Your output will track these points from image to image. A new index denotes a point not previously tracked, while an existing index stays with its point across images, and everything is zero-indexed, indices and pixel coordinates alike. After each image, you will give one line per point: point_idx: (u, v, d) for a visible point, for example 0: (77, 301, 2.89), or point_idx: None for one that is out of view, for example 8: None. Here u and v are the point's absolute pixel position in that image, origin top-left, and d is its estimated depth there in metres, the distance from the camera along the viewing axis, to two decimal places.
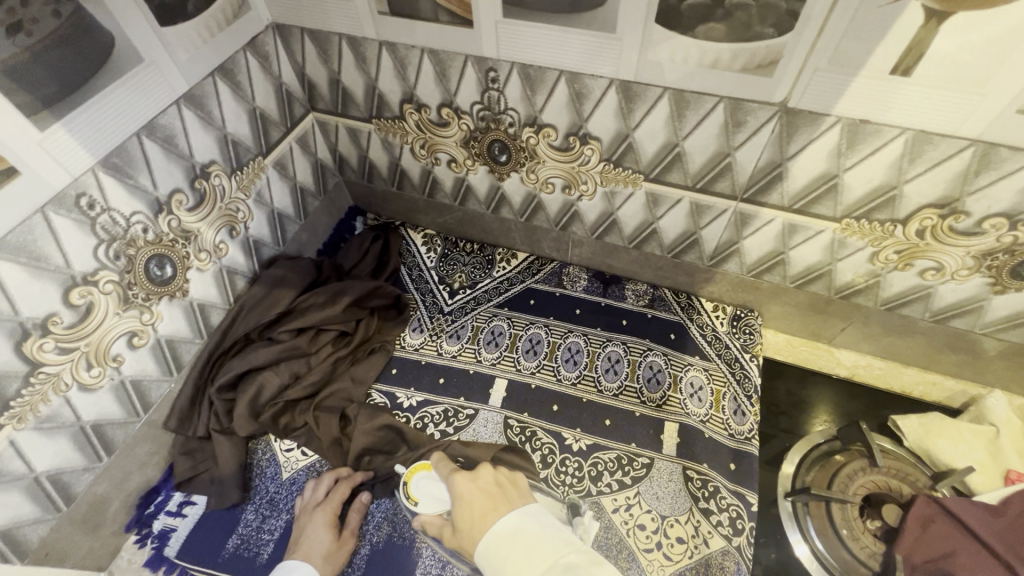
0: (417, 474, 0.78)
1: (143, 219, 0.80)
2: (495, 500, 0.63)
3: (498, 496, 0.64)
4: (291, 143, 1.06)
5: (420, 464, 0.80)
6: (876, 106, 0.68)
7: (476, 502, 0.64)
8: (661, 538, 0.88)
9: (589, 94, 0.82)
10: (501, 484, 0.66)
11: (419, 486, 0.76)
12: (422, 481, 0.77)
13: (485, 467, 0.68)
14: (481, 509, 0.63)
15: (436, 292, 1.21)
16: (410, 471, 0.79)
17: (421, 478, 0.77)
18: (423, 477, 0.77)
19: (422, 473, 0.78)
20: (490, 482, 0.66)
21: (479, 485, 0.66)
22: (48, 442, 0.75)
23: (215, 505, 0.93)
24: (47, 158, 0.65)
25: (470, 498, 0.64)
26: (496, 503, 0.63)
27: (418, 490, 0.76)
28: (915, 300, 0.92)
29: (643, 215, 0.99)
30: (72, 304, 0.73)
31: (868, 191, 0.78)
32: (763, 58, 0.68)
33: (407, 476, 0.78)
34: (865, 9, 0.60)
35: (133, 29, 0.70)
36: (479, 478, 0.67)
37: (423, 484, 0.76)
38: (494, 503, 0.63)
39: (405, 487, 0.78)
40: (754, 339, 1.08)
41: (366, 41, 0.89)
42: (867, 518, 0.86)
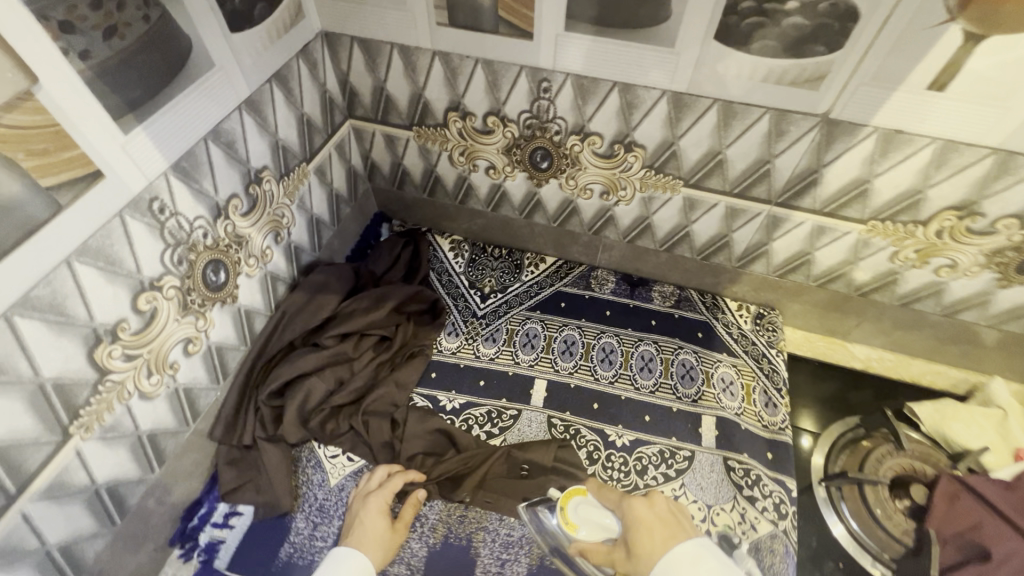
0: (573, 500, 0.80)
1: (204, 223, 0.79)
2: (670, 529, 0.66)
3: (674, 525, 0.67)
4: (330, 149, 1.07)
5: (573, 489, 0.81)
6: (911, 118, 0.75)
7: (655, 528, 0.67)
8: (710, 526, 0.92)
9: (640, 104, 0.86)
10: (676, 515, 0.69)
11: (578, 514, 0.78)
12: (582, 507, 0.79)
13: (658, 494, 0.72)
14: (661, 533, 0.66)
15: (468, 296, 1.23)
16: (564, 496, 0.81)
17: (579, 503, 0.79)
18: (580, 502, 0.79)
19: (579, 498, 0.80)
20: (665, 512, 0.69)
21: (657, 512, 0.69)
22: (110, 453, 0.73)
23: (265, 514, 0.92)
24: (128, 161, 0.64)
25: (650, 523, 0.68)
26: (673, 531, 0.66)
27: (578, 516, 0.78)
28: (928, 295, 1.00)
29: (678, 219, 1.04)
30: (139, 310, 0.72)
31: (895, 195, 0.85)
32: (812, 73, 0.74)
33: (563, 501, 0.80)
34: (910, 31, 0.66)
35: (207, 34, 0.71)
36: (655, 505, 0.70)
37: (583, 509, 0.79)
38: (672, 532, 0.66)
39: (563, 513, 0.79)
40: (777, 335, 1.15)
41: (419, 51, 0.91)
42: (896, 497, 0.93)
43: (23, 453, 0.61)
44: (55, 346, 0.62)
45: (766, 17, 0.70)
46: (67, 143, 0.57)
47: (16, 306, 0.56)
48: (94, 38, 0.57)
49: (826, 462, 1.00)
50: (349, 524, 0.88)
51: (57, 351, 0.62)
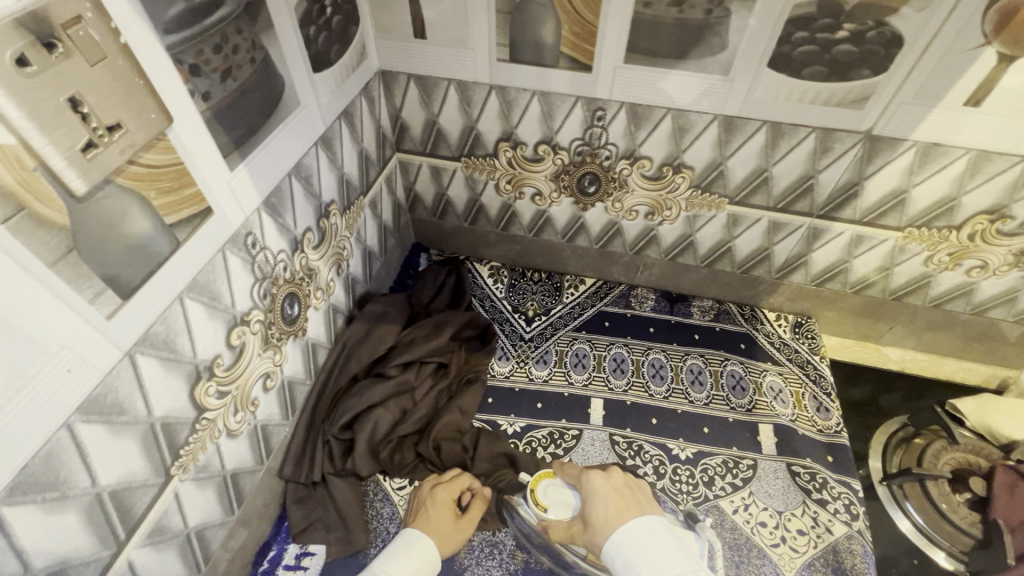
0: (543, 482, 0.87)
1: (285, 257, 0.80)
2: (623, 500, 0.78)
3: (627, 497, 0.79)
4: (381, 182, 1.09)
5: (543, 473, 0.88)
6: (948, 132, 0.82)
7: (609, 499, 0.78)
8: (784, 532, 0.94)
9: (692, 128, 0.92)
10: (630, 488, 0.80)
11: (547, 493, 0.85)
12: (552, 488, 0.86)
13: (616, 471, 0.84)
14: (616, 504, 0.77)
15: (514, 321, 1.24)
16: (535, 479, 0.88)
17: (550, 485, 0.86)
18: (551, 485, 0.86)
19: (548, 481, 0.87)
20: (620, 484, 0.81)
21: (612, 484, 0.81)
22: (200, 494, 0.71)
23: (339, 552, 0.90)
24: (231, 197, 0.65)
25: (606, 493, 0.79)
26: (628, 502, 0.77)
27: (547, 497, 0.85)
28: (960, 296, 1.06)
29: (720, 235, 1.09)
30: (231, 345, 0.71)
31: (932, 204, 0.92)
32: (858, 94, 0.80)
33: (534, 483, 0.87)
34: (950, 54, 0.73)
35: (296, 75, 0.73)
36: (612, 479, 0.81)
37: (553, 490, 0.86)
38: (625, 503, 0.77)
39: (535, 494, 0.86)
40: (818, 342, 1.19)
41: (475, 85, 0.96)
42: (957, 491, 0.96)
43: (133, 496, 0.59)
44: (165, 383, 0.61)
45: (817, 45, 0.76)
46: (188, 180, 0.58)
47: (139, 344, 0.56)
48: (214, 81, 0.58)
49: (884, 464, 1.03)
50: (414, 512, 0.89)
51: (166, 389, 0.61)
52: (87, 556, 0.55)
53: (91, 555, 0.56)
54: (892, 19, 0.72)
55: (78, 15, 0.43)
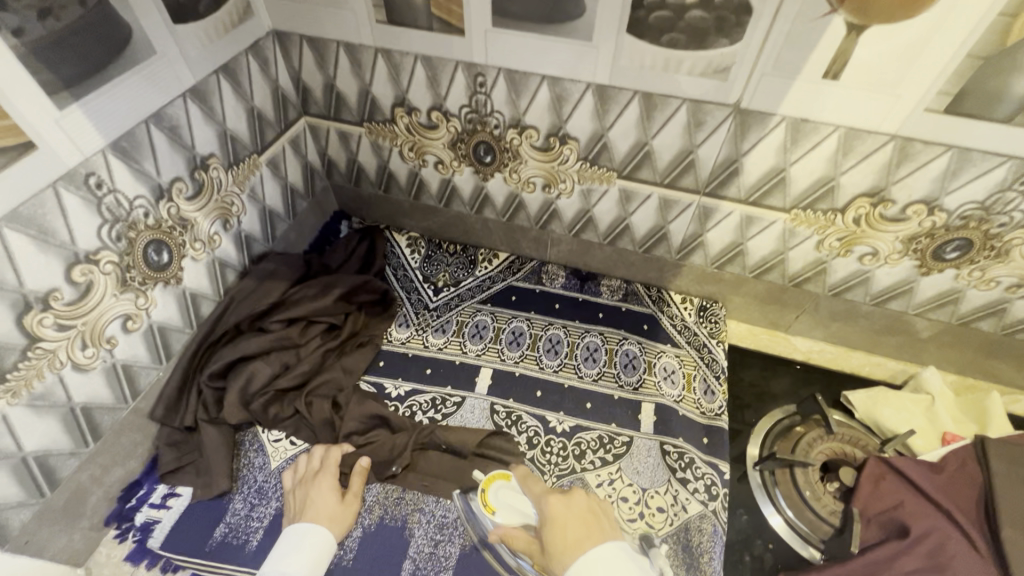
0: (495, 483, 0.86)
1: (145, 203, 0.82)
2: (586, 526, 0.70)
3: (590, 524, 0.71)
4: (284, 144, 1.11)
5: (496, 474, 0.87)
6: (813, 107, 0.79)
7: (571, 524, 0.71)
8: (643, 508, 0.94)
9: (569, 97, 0.91)
10: (594, 511, 0.73)
11: (498, 496, 0.84)
12: (502, 492, 0.85)
13: (579, 492, 0.76)
14: (576, 533, 0.70)
15: (421, 290, 1.25)
16: (487, 480, 0.87)
17: (501, 488, 0.85)
18: (502, 487, 0.85)
19: (501, 483, 0.86)
20: (580, 505, 0.74)
21: (575, 508, 0.73)
22: (39, 421, 0.75)
23: (202, 495, 0.93)
24: (63, 137, 0.68)
25: (567, 518, 0.72)
26: (590, 529, 0.70)
27: (497, 499, 0.84)
28: (857, 285, 1.03)
29: (617, 211, 1.08)
30: (73, 281, 0.74)
31: (812, 184, 0.89)
32: (718, 64, 0.78)
33: (486, 484, 0.86)
34: (800, 22, 0.71)
35: (149, 23, 0.75)
36: (573, 501, 0.74)
37: (503, 493, 0.84)
38: (590, 529, 0.70)
39: (484, 495, 0.84)
40: (719, 327, 1.17)
41: (363, 48, 0.97)
42: (826, 480, 0.95)
43: None
44: None
45: (670, 10, 0.75)
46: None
47: None
48: (28, 18, 0.61)
49: (761, 449, 1.02)
50: (300, 506, 0.89)
51: None
52: None
53: None
54: None
55: None
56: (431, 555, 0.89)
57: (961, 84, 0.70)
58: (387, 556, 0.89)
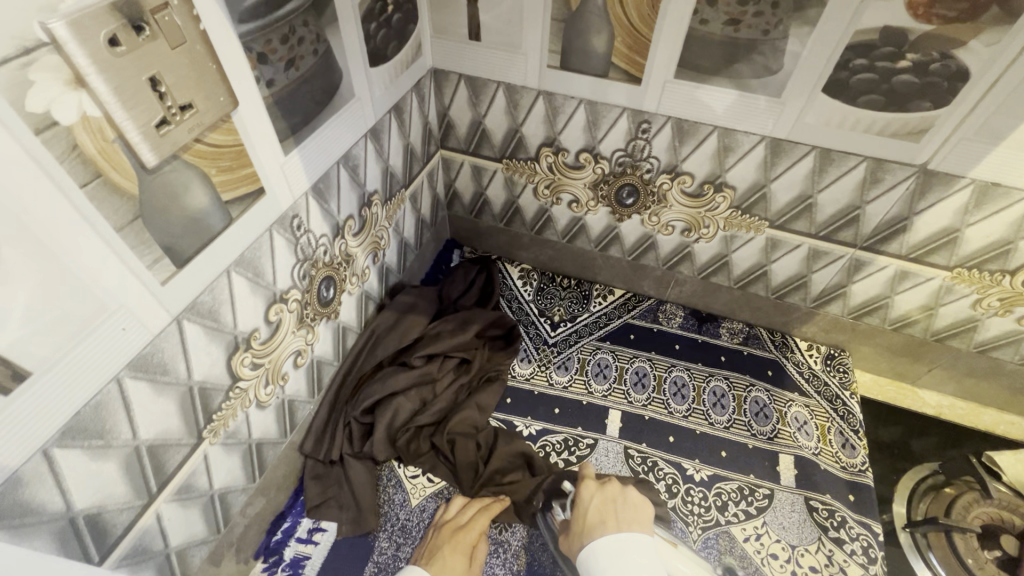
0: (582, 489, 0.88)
1: (326, 241, 0.83)
2: (603, 510, 0.76)
3: (605, 511, 0.76)
4: (423, 177, 1.12)
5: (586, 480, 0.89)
6: (1009, 173, 0.78)
7: (589, 511, 0.77)
8: (795, 567, 0.92)
9: (737, 148, 0.91)
10: (617, 502, 0.77)
11: None
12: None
13: (612, 486, 0.81)
14: (591, 516, 0.76)
15: (539, 324, 1.25)
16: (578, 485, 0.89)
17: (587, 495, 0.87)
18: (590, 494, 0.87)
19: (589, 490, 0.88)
20: (610, 496, 0.79)
21: (601, 497, 0.79)
22: (227, 459, 0.75)
23: (350, 531, 0.93)
24: (283, 180, 0.69)
25: (590, 504, 0.79)
26: (605, 515, 0.75)
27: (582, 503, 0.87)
28: (1008, 344, 1.01)
29: (756, 257, 1.07)
30: (269, 320, 0.75)
31: (985, 245, 0.88)
32: (915, 126, 0.78)
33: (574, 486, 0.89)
34: (1019, 92, 0.70)
35: (354, 69, 0.76)
36: (598, 493, 0.80)
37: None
38: (601, 514, 0.75)
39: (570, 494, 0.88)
40: (849, 376, 1.16)
41: (524, 89, 0.97)
42: (987, 547, 0.92)
43: (168, 452, 0.63)
44: (206, 350, 0.64)
45: (877, 73, 0.74)
46: (246, 161, 0.61)
47: (187, 310, 0.60)
48: (278, 69, 0.62)
49: (909, 509, 0.99)
50: (427, 553, 0.87)
51: (207, 354, 0.65)
52: (122, 503, 0.59)
53: (125, 503, 0.59)
54: (959, 52, 0.69)
55: (164, 2, 0.46)
56: None
57: None
58: None
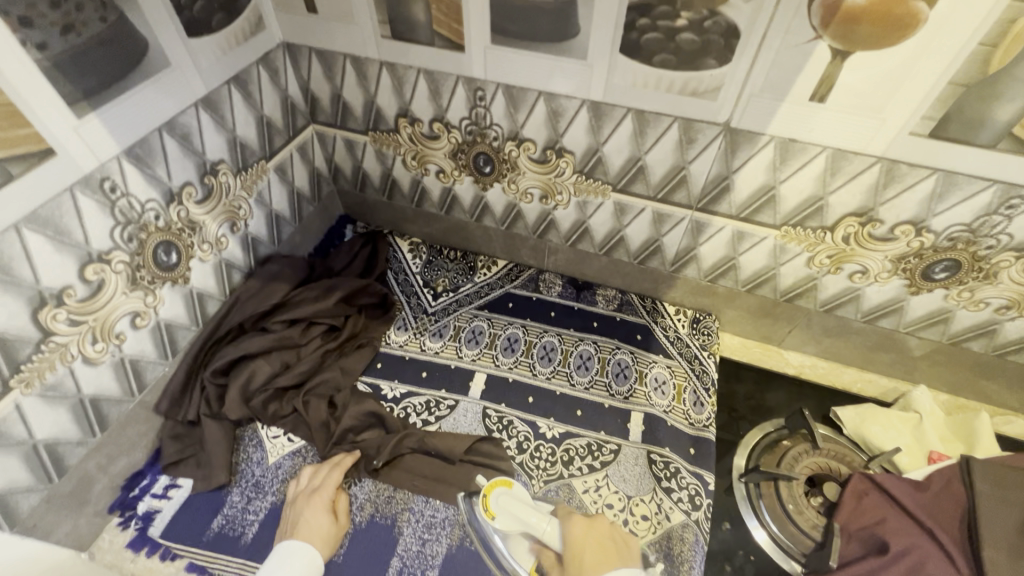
0: (496, 489, 0.84)
1: (156, 206, 0.87)
2: (603, 550, 0.75)
3: (607, 551, 0.76)
4: (292, 151, 1.15)
5: (498, 480, 0.85)
6: (800, 128, 0.81)
7: (589, 546, 0.76)
8: (628, 515, 0.95)
9: (564, 112, 0.94)
10: (614, 543, 0.78)
11: (498, 502, 0.82)
12: (502, 498, 0.83)
13: (601, 522, 0.81)
14: (591, 553, 0.75)
15: (420, 295, 1.29)
16: (489, 485, 0.84)
17: (501, 495, 0.83)
18: (503, 494, 0.83)
19: (502, 490, 0.84)
20: (602, 533, 0.79)
21: (593, 533, 0.78)
22: (50, 411, 0.79)
23: (202, 487, 0.97)
24: (79, 143, 0.72)
25: (584, 540, 0.77)
26: (606, 555, 0.75)
27: (498, 506, 0.82)
28: (848, 301, 1.05)
29: (611, 223, 1.11)
30: (86, 279, 0.79)
31: (801, 202, 0.91)
32: (708, 85, 0.81)
33: (487, 490, 0.83)
34: (786, 46, 0.73)
35: (164, 38, 0.80)
36: (593, 528, 0.79)
37: (504, 500, 0.82)
38: (606, 555, 0.75)
39: (485, 500, 0.83)
40: (712, 339, 1.19)
41: (369, 61, 1.00)
42: (811, 495, 0.96)
43: None
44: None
45: (661, 32, 0.77)
46: (21, 121, 0.65)
47: None
48: (52, 33, 0.65)
49: (748, 461, 1.03)
50: (290, 524, 0.90)
51: (0, 307, 0.69)
52: None
53: None
54: (724, 9, 0.72)
55: None
56: (419, 553, 0.91)
57: (944, 110, 0.72)
58: (376, 550, 0.92)
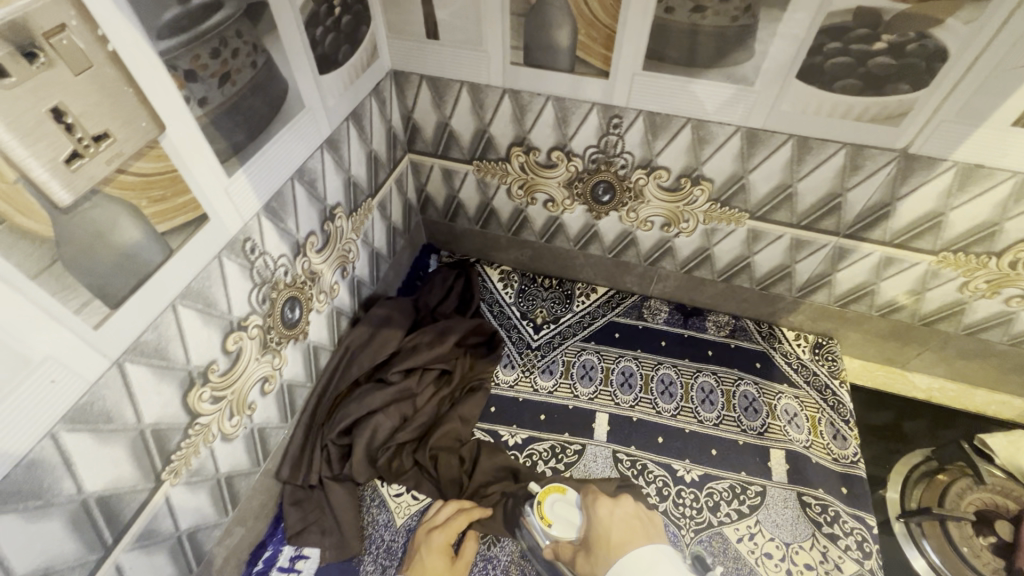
0: (551, 496, 0.88)
1: (286, 261, 0.79)
2: (629, 528, 0.78)
3: (633, 529, 0.78)
4: (391, 184, 1.07)
5: (552, 487, 0.89)
6: (993, 153, 0.75)
7: (618, 526, 0.79)
8: (790, 565, 0.90)
9: (712, 139, 0.87)
10: (639, 520, 0.80)
11: (553, 509, 0.86)
12: (558, 504, 0.87)
13: (626, 503, 0.84)
14: (621, 533, 0.77)
15: (521, 328, 1.21)
16: (542, 492, 0.89)
17: (557, 501, 0.87)
18: (558, 500, 0.87)
19: (556, 496, 0.88)
20: (628, 515, 0.81)
21: (621, 515, 0.81)
22: (192, 497, 0.71)
23: (333, 557, 0.90)
24: (228, 203, 0.64)
25: (613, 520, 0.80)
26: (634, 531, 0.77)
27: (553, 512, 0.86)
28: (997, 325, 0.99)
29: (739, 250, 1.04)
30: (227, 350, 0.71)
31: (970, 228, 0.85)
32: (894, 110, 0.74)
33: (543, 496, 0.87)
34: (1001, 69, 0.67)
35: (301, 79, 0.72)
36: (619, 510, 0.82)
37: (560, 506, 0.86)
38: (634, 531, 0.77)
39: (541, 507, 0.86)
40: (838, 365, 1.14)
41: (488, 88, 0.93)
42: (982, 534, 0.91)
43: (121, 500, 0.60)
44: (156, 390, 0.61)
45: (851, 56, 0.71)
46: (182, 188, 0.57)
47: (129, 352, 0.56)
48: (211, 86, 0.57)
49: (903, 497, 0.98)
50: (409, 557, 0.88)
51: (157, 395, 0.61)
52: (72, 561, 0.56)
53: (77, 560, 0.57)
54: (936, 31, 0.66)
55: (61, 23, 0.42)
56: None
57: None
58: None
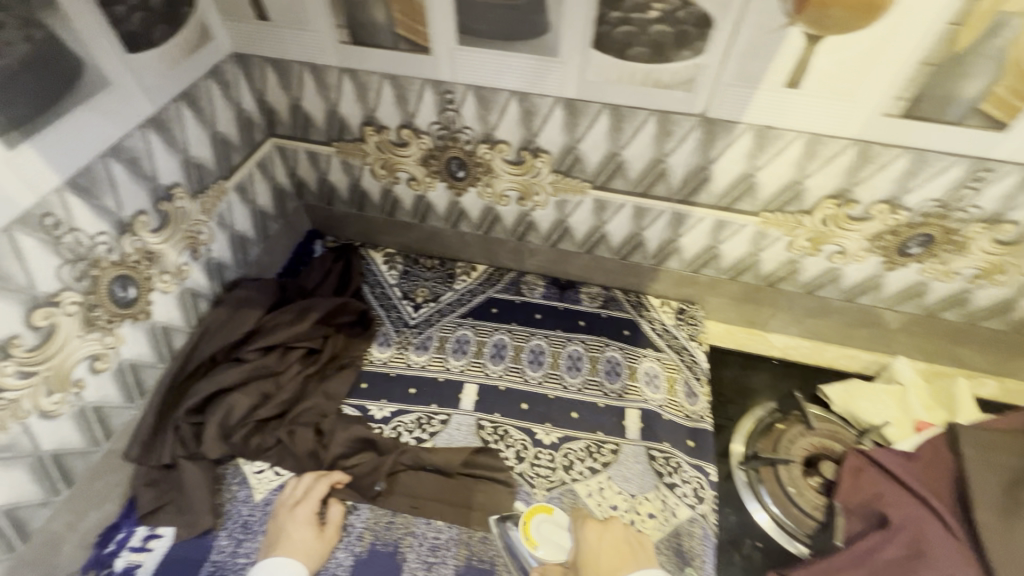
0: (536, 516, 0.93)
1: (107, 239, 0.80)
2: (619, 552, 0.79)
3: (624, 554, 0.79)
4: (252, 167, 1.09)
5: (538, 507, 0.94)
6: (777, 114, 0.81)
7: (607, 551, 0.79)
8: (634, 515, 0.94)
9: (538, 111, 0.91)
10: (631, 543, 0.81)
11: (539, 530, 0.91)
12: (545, 526, 0.92)
13: (617, 524, 0.84)
14: (607, 559, 0.78)
15: (400, 307, 1.23)
16: (529, 512, 0.93)
17: (543, 521, 0.92)
18: (544, 521, 0.92)
19: (542, 517, 0.93)
20: (617, 536, 0.82)
21: (609, 535, 0.82)
22: (4, 473, 0.72)
23: (185, 534, 0.89)
24: (13, 177, 0.65)
25: (600, 543, 0.81)
26: (625, 556, 0.78)
27: (540, 534, 0.91)
28: (828, 281, 1.06)
29: (591, 221, 1.09)
30: (34, 326, 0.71)
31: (779, 188, 0.91)
32: (683, 76, 0.80)
33: (527, 517, 0.92)
34: (760, 33, 0.73)
35: (102, 56, 0.73)
36: (607, 533, 0.82)
37: (546, 528, 0.91)
38: (625, 557, 0.78)
39: (526, 528, 0.91)
40: (698, 328, 1.19)
41: (328, 68, 0.95)
42: (810, 475, 0.98)
43: None
44: None
45: (633, 25, 0.75)
46: None
47: None
48: None
49: (745, 447, 1.04)
50: (274, 537, 0.88)
51: None
52: None
53: None
54: None
55: None
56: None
57: (914, 89, 0.73)
58: None
